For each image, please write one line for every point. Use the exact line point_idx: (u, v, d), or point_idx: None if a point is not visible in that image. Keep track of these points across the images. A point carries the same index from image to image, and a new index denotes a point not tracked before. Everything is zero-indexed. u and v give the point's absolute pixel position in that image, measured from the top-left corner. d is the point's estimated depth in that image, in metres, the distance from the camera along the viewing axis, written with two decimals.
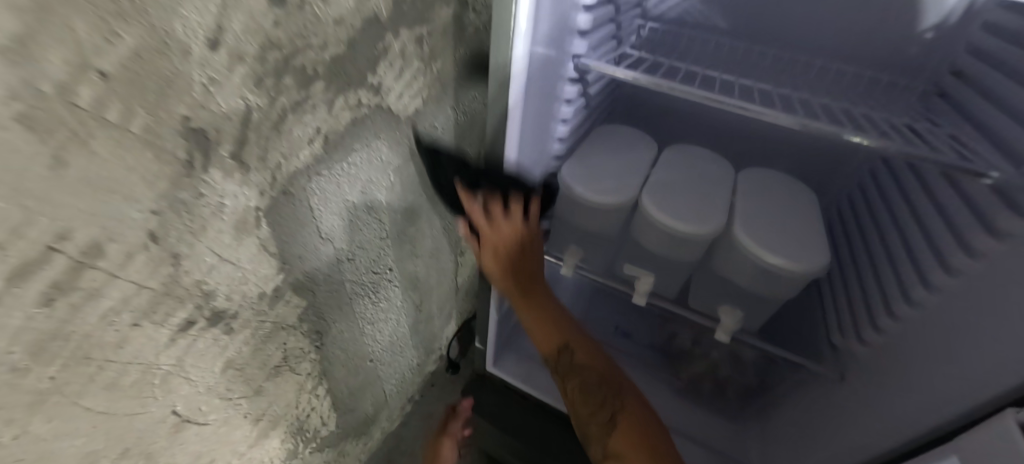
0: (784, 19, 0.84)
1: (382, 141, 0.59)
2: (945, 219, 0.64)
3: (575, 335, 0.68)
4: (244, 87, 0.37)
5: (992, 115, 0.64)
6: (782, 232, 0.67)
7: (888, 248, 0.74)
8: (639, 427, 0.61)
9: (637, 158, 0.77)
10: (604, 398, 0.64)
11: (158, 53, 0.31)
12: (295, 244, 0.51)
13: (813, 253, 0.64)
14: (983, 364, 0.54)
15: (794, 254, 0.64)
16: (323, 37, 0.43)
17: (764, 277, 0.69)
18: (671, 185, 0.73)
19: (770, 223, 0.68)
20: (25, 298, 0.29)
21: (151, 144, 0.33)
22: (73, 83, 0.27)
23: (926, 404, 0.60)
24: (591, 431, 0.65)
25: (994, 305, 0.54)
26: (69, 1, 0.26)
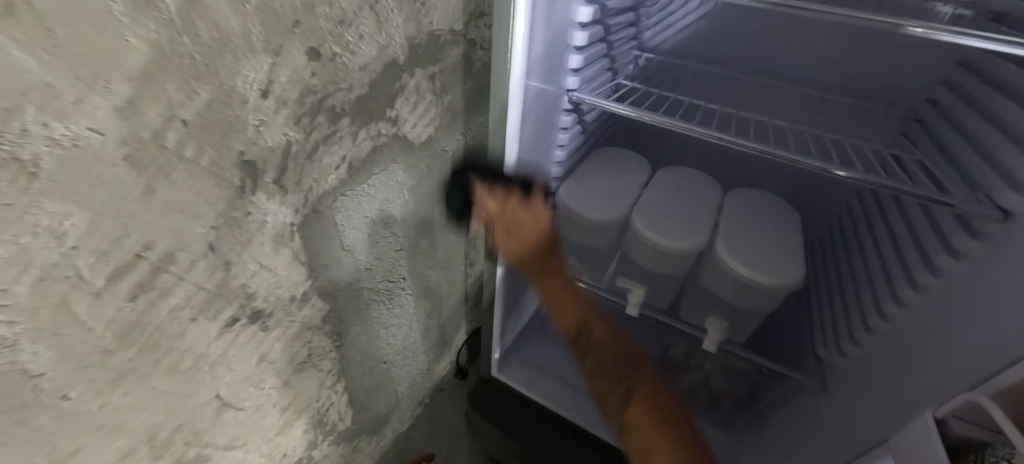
0: (769, 48, 0.84)
1: (397, 165, 0.67)
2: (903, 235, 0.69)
3: (592, 314, 0.64)
4: (286, 125, 0.46)
5: (945, 132, 0.67)
6: (762, 250, 0.72)
7: (858, 260, 0.78)
8: (652, 391, 0.57)
9: (631, 180, 0.83)
10: (625, 373, 0.59)
11: (225, 104, 0.39)
12: (322, 254, 0.59)
13: (789, 269, 0.69)
14: (936, 374, 0.55)
15: (770, 270, 0.69)
16: (350, 82, 0.51)
17: (745, 291, 0.74)
18: (659, 205, 0.79)
19: (750, 242, 0.73)
20: (118, 294, 0.38)
21: (215, 174, 0.41)
22: (163, 130, 0.36)
23: (888, 411, 0.61)
24: (625, 429, 0.57)
25: (954, 319, 0.55)
26: (165, 71, 0.34)
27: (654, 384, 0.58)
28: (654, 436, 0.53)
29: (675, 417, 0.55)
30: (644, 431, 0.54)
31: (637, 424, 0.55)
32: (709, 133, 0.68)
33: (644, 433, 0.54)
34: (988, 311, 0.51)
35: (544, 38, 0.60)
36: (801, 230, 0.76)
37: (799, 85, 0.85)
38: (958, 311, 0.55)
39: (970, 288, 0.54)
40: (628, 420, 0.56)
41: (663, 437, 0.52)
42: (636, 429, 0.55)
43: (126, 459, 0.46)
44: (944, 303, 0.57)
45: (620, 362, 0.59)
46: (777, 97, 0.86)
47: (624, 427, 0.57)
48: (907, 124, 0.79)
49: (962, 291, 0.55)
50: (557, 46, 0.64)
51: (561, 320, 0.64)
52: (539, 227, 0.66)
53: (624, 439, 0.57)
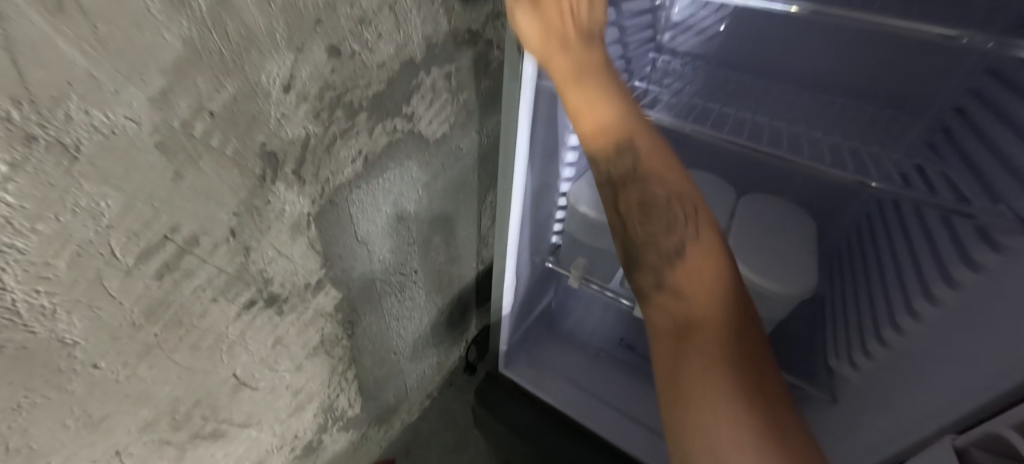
0: (791, 53, 0.81)
1: (412, 160, 0.69)
2: (911, 246, 0.68)
3: (646, 140, 0.54)
4: (306, 119, 0.48)
5: (970, 139, 0.66)
6: (777, 258, 0.71)
7: (866, 268, 0.77)
8: (674, 203, 0.52)
9: None
10: (676, 218, 0.52)
11: (250, 98, 0.42)
12: (337, 245, 0.61)
13: (799, 276, 0.68)
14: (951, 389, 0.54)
15: (781, 276, 0.69)
16: (368, 79, 0.53)
17: (754, 298, 0.73)
18: None
19: (763, 247, 0.72)
20: (146, 273, 0.40)
21: (238, 163, 0.44)
22: (192, 120, 0.38)
23: (905, 423, 0.60)
24: (647, 259, 0.53)
25: (970, 335, 0.54)
26: (197, 65, 0.37)
27: (694, 239, 0.50)
28: (679, 303, 0.48)
29: (710, 261, 0.49)
30: (680, 295, 0.49)
31: (670, 303, 0.49)
32: (721, 136, 0.68)
33: (684, 301, 0.48)
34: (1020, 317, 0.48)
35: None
36: (815, 236, 0.75)
37: (821, 93, 0.82)
38: (976, 328, 0.53)
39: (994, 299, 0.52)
40: (670, 277, 0.50)
41: (700, 305, 0.47)
42: (667, 292, 0.50)
43: (148, 429, 0.49)
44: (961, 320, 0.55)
45: (671, 203, 0.52)
46: (798, 100, 0.83)
47: (655, 283, 0.52)
48: (932, 133, 0.76)
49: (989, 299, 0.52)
50: None
51: (594, 140, 0.56)
52: (586, 16, 0.56)
53: (659, 297, 0.51)
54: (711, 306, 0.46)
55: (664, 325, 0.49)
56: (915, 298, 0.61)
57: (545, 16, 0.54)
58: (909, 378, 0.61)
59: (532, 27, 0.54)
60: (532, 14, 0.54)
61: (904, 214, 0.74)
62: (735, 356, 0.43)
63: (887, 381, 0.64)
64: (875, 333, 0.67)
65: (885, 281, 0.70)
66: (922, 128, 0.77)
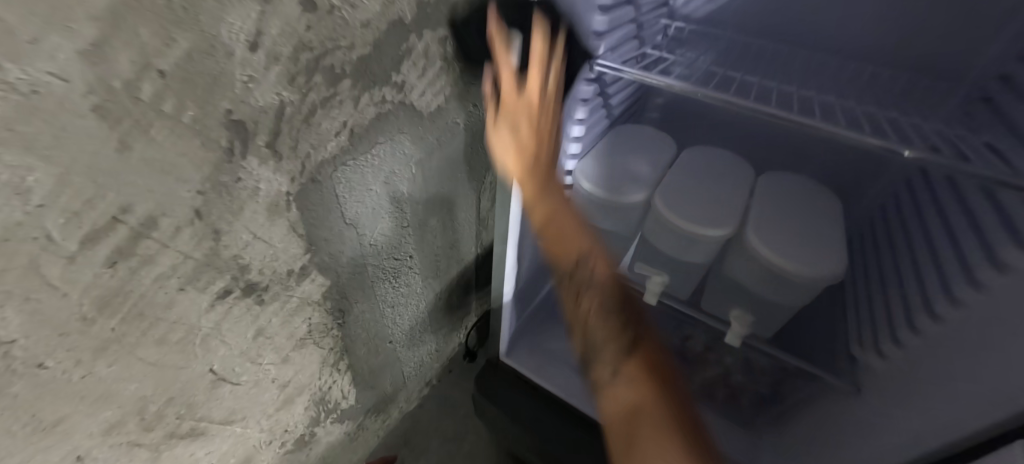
0: (818, 17, 0.74)
1: (405, 135, 0.63)
2: (947, 225, 0.63)
3: (592, 248, 0.63)
4: (280, 84, 0.42)
5: (1017, 107, 0.60)
6: (801, 240, 0.65)
7: (895, 250, 0.72)
8: (613, 295, 0.60)
9: (655, 158, 0.76)
10: (614, 329, 0.58)
11: (208, 56, 0.36)
12: (322, 227, 0.56)
13: (825, 258, 0.63)
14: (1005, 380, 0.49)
15: (805, 259, 0.63)
16: (351, 39, 0.47)
17: (776, 282, 0.67)
18: (688, 187, 0.72)
19: (786, 228, 0.66)
20: (95, 260, 0.35)
21: (199, 133, 0.38)
22: (137, 80, 0.32)
23: (949, 416, 0.55)
24: (596, 344, 0.59)
25: (1015, 321, 0.48)
26: (138, 13, 0.31)
27: (638, 347, 0.56)
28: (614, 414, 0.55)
29: (649, 354, 0.55)
30: (629, 386, 0.54)
31: (625, 390, 0.54)
32: (744, 104, 0.62)
33: (631, 392, 0.53)
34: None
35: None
36: (842, 215, 0.69)
37: (849, 60, 0.75)
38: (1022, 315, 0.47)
39: None
40: (620, 365, 0.55)
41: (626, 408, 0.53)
42: (614, 386, 0.55)
43: (114, 431, 0.45)
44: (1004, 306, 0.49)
45: (610, 312, 0.59)
46: (824, 69, 0.77)
47: (609, 377, 0.56)
48: (971, 104, 0.70)
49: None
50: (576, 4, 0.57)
51: (558, 256, 0.64)
52: (550, 148, 0.64)
53: (614, 387, 0.55)
54: (643, 393, 0.52)
55: (616, 413, 0.55)
56: (954, 282, 0.56)
57: (516, 133, 0.62)
58: (951, 369, 0.55)
59: (507, 138, 0.63)
60: (512, 136, 0.63)
61: (938, 191, 0.68)
62: (681, 432, 0.49)
63: (923, 371, 0.58)
64: (906, 320, 0.62)
65: (918, 264, 0.65)
66: (960, 97, 0.70)
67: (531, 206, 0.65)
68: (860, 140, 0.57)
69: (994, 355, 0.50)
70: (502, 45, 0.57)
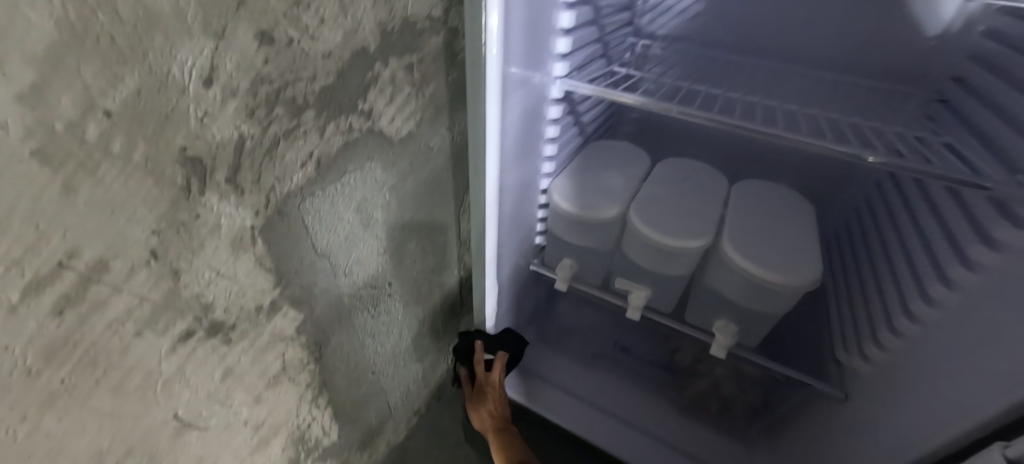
0: (776, 29, 0.77)
1: (375, 163, 0.62)
2: (918, 226, 0.63)
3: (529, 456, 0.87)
4: (238, 117, 0.42)
5: (972, 108, 0.61)
6: (776, 247, 0.65)
7: (871, 253, 0.72)
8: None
9: (628, 173, 0.77)
10: None
11: (158, 93, 0.35)
12: (291, 260, 0.54)
13: (801, 265, 0.63)
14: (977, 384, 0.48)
15: (781, 266, 0.63)
16: (312, 70, 0.47)
17: (755, 290, 0.67)
18: (663, 201, 0.72)
19: (760, 236, 0.67)
20: (39, 309, 0.34)
21: (152, 172, 0.37)
22: (81, 121, 0.31)
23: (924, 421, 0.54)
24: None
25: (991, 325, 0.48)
26: (78, 53, 0.30)
27: None
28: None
29: None
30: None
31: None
32: (709, 116, 0.63)
33: None
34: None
35: (527, 9, 0.53)
36: (816, 220, 0.70)
37: (811, 69, 0.77)
38: (1000, 316, 0.47)
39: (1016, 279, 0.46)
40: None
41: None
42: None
43: None
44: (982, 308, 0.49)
45: None
46: (788, 78, 0.78)
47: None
48: (930, 106, 0.71)
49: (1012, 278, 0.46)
50: (541, 25, 0.57)
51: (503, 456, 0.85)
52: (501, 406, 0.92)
53: None
54: None
55: None
56: (928, 283, 0.56)
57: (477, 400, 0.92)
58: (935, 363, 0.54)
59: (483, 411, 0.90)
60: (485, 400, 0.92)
61: (907, 193, 0.69)
62: None
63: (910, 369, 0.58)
64: (886, 322, 0.62)
65: (894, 266, 0.65)
66: (920, 100, 0.72)
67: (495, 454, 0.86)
68: (825, 146, 0.58)
69: (971, 359, 0.50)
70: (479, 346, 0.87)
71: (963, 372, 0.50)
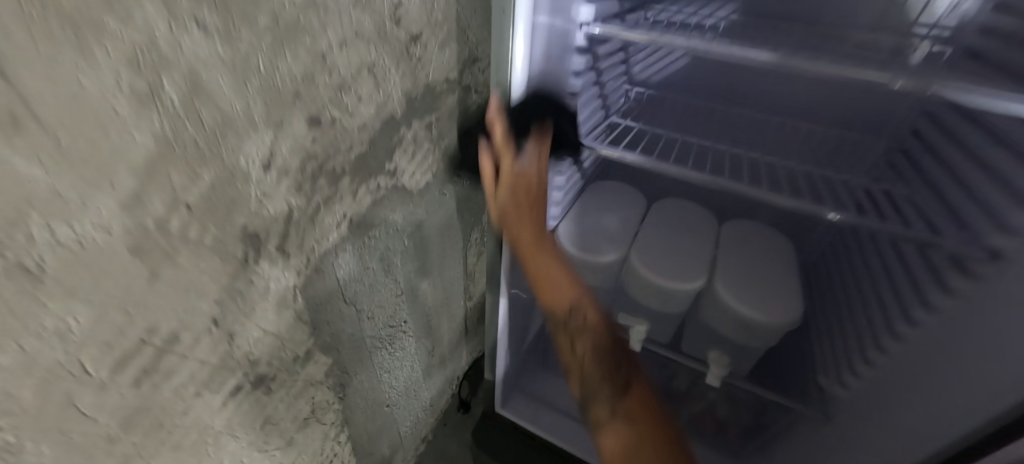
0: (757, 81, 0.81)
1: (397, 214, 0.66)
2: (885, 263, 0.70)
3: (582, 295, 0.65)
4: (288, 193, 0.46)
5: (923, 157, 0.69)
6: (761, 286, 0.71)
7: (845, 284, 0.79)
8: (608, 352, 0.63)
9: (628, 215, 0.81)
10: (613, 358, 0.63)
11: (228, 183, 0.39)
12: (324, 311, 0.58)
13: (785, 305, 0.68)
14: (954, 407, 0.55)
15: (768, 307, 0.68)
16: (349, 142, 0.52)
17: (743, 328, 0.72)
18: (658, 243, 0.77)
19: (749, 277, 0.72)
20: (122, 383, 0.37)
21: (218, 250, 0.41)
22: (167, 216, 0.35)
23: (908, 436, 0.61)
24: (599, 396, 0.61)
25: (956, 356, 0.54)
26: (170, 160, 0.34)
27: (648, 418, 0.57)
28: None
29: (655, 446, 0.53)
30: (636, 424, 0.56)
31: (636, 420, 0.57)
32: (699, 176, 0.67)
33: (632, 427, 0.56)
34: (1014, 337, 0.48)
35: (541, 55, 0.61)
36: (797, 259, 0.76)
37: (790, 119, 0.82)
38: (963, 350, 0.53)
39: (975, 320, 0.52)
40: (619, 409, 0.58)
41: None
42: (624, 425, 0.57)
43: None
44: (945, 342, 0.56)
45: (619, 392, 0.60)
46: (768, 128, 0.83)
47: (609, 425, 0.58)
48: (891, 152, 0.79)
49: (972, 323, 0.53)
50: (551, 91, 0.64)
51: (552, 303, 0.65)
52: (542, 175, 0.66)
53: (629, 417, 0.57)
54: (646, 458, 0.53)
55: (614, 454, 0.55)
56: (893, 318, 0.63)
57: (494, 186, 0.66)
58: (907, 388, 0.60)
59: (513, 208, 0.65)
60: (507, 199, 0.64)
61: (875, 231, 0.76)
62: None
63: (881, 393, 0.64)
64: (858, 351, 0.68)
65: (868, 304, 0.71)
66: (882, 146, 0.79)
67: (529, 264, 0.66)
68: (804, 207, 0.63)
69: (940, 387, 0.56)
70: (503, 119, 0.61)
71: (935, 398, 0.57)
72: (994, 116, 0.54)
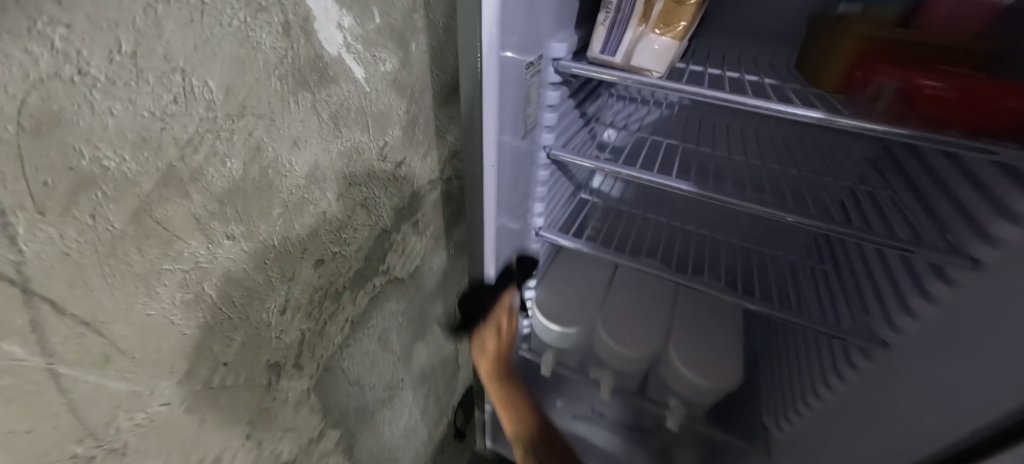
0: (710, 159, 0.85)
1: (391, 300, 0.75)
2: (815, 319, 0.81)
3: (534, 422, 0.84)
4: (300, 322, 0.55)
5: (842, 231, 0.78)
6: (711, 354, 0.77)
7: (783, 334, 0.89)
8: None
9: (594, 284, 0.88)
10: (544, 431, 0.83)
11: (254, 335, 0.49)
12: (332, 397, 0.68)
13: (729, 372, 0.75)
14: (883, 447, 0.60)
15: (714, 375, 0.75)
16: (347, 265, 0.60)
17: (693, 389, 0.78)
18: (620, 311, 0.83)
19: (700, 345, 0.78)
20: None
21: (248, 384, 0.50)
22: (211, 376, 0.45)
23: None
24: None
25: (880, 407, 0.60)
26: (213, 337, 0.43)
27: None
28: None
29: None
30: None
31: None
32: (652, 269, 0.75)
33: None
34: (895, 415, 0.58)
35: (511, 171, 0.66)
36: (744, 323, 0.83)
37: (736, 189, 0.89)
38: (885, 402, 0.60)
39: (887, 379, 0.59)
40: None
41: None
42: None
43: None
44: (868, 393, 0.62)
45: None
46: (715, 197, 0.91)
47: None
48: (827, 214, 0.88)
49: (859, 396, 0.63)
50: (519, 192, 0.70)
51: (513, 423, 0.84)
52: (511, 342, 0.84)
53: None
54: None
55: None
56: (811, 379, 0.73)
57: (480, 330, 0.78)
58: (842, 427, 0.66)
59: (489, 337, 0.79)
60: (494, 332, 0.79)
61: None
62: None
63: (819, 431, 0.70)
64: (785, 403, 0.79)
65: (793, 360, 0.80)
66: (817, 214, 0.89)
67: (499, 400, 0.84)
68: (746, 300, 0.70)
69: (869, 431, 0.62)
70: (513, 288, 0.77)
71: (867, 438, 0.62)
72: (893, 214, 0.64)
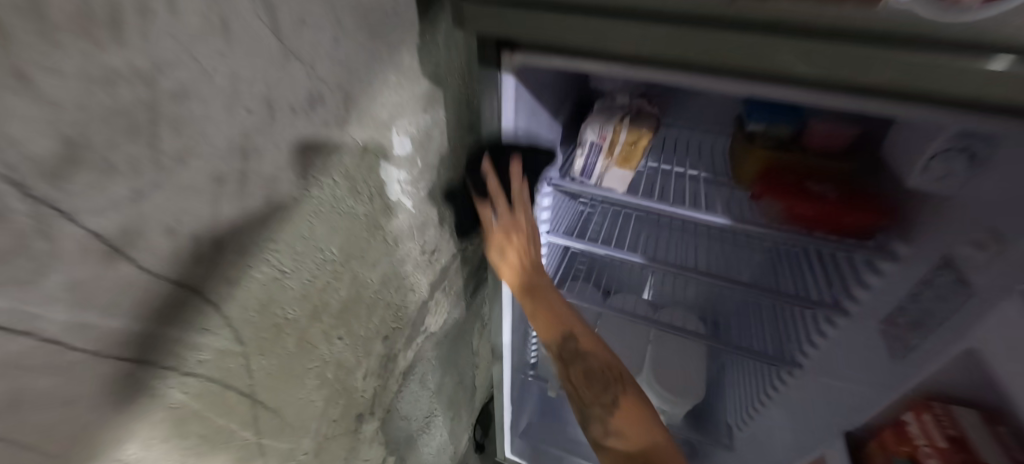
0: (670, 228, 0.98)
1: (428, 349, 0.96)
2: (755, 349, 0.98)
3: (573, 322, 0.76)
4: (372, 383, 0.75)
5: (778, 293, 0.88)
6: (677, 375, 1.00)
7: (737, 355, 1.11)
8: (598, 376, 0.74)
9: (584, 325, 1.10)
10: (580, 329, 0.76)
11: (349, 398, 0.69)
12: (389, 430, 0.88)
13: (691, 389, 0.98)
14: (798, 436, 0.86)
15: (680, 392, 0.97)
16: (400, 334, 0.80)
17: (665, 403, 1.00)
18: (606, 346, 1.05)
19: (669, 369, 1.00)
20: None
21: (343, 432, 0.71)
22: (325, 430, 0.66)
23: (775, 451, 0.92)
24: (594, 410, 0.75)
25: (792, 410, 0.85)
26: (329, 403, 0.64)
27: (612, 369, 0.74)
28: (636, 443, 0.69)
29: (633, 410, 0.71)
30: (626, 440, 0.70)
31: (623, 417, 0.71)
32: (628, 315, 0.95)
33: (596, 382, 0.74)
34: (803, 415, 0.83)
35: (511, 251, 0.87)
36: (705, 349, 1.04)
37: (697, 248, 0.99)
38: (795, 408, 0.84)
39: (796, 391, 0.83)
40: (612, 427, 0.72)
41: (641, 445, 0.69)
42: (619, 435, 0.71)
43: None
44: (784, 402, 0.86)
45: (601, 369, 0.74)
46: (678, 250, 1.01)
47: (604, 434, 0.73)
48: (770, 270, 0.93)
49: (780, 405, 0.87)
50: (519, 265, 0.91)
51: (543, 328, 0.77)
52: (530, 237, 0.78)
53: (612, 391, 0.73)
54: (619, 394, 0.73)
55: (581, 386, 0.76)
56: (759, 392, 0.95)
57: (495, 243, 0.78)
58: (770, 424, 0.91)
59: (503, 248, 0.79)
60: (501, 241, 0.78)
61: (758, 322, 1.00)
62: (641, 409, 0.71)
63: (758, 430, 0.94)
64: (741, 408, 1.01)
65: (746, 375, 1.02)
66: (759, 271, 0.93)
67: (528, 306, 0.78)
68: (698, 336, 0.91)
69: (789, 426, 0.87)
70: (516, 167, 0.70)
71: (788, 431, 0.87)
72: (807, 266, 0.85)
